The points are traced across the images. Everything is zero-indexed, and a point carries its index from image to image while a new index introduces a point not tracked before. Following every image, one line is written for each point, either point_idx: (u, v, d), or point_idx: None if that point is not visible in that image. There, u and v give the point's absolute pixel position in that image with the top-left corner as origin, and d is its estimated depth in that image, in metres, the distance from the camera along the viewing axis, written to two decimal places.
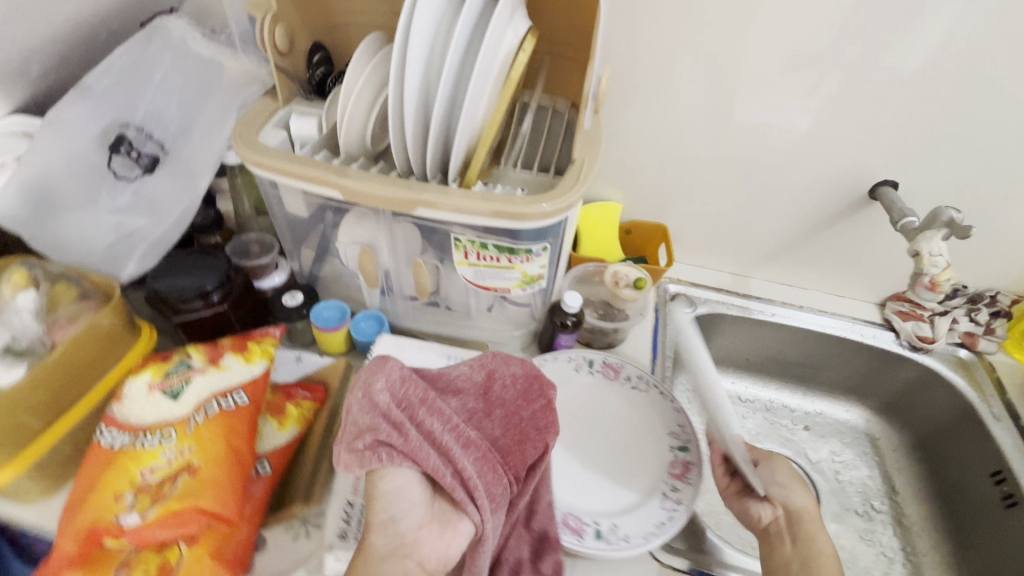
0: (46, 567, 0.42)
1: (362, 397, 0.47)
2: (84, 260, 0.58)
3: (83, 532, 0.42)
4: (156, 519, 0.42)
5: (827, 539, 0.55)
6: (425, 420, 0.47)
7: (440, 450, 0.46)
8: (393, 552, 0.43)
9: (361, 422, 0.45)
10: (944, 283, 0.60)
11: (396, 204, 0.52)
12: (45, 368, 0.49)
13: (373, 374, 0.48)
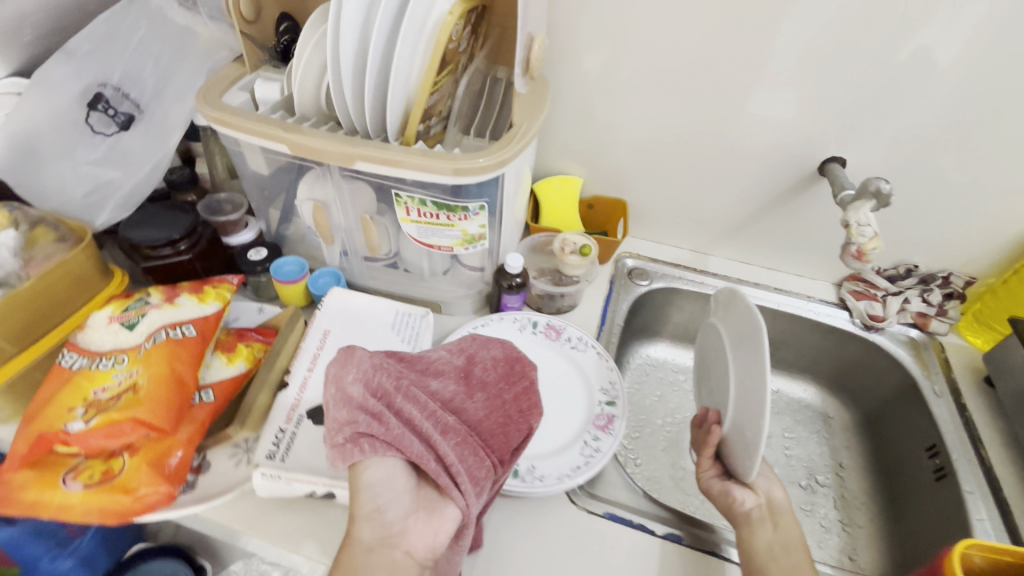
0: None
1: (339, 391, 0.46)
2: (63, 206, 0.63)
3: (34, 436, 0.47)
4: (98, 427, 0.47)
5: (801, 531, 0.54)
6: (403, 409, 0.46)
7: (424, 438, 0.45)
8: (380, 544, 0.42)
9: (341, 417, 0.44)
10: (871, 252, 0.61)
11: (337, 158, 0.56)
12: (16, 297, 0.54)
13: (348, 366, 0.47)
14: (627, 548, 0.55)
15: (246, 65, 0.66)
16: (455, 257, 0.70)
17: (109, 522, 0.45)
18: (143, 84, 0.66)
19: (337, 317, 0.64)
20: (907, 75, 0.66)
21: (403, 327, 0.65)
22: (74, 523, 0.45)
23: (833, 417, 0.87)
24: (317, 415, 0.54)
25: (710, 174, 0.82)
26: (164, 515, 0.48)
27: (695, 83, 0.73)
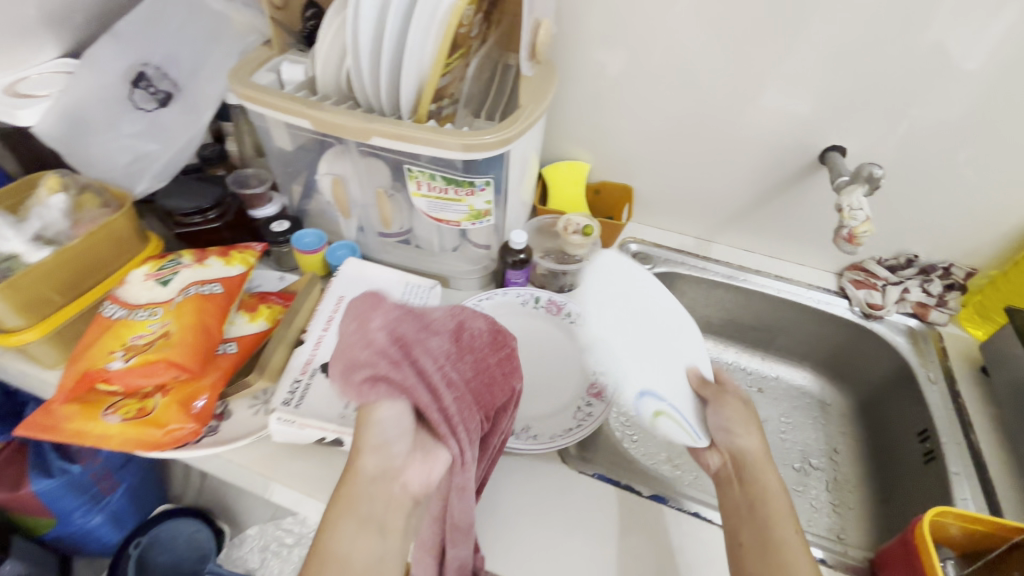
0: (49, 402, 0.52)
1: (356, 333, 0.44)
2: (107, 174, 0.70)
3: (79, 373, 0.52)
4: (136, 366, 0.52)
5: (774, 476, 0.52)
6: (423, 362, 0.45)
7: (436, 392, 0.45)
8: (380, 475, 0.44)
9: (361, 357, 0.43)
10: (862, 236, 0.63)
11: (355, 133, 0.60)
12: (67, 253, 0.60)
13: (370, 311, 0.45)
14: (612, 506, 0.58)
15: (273, 48, 0.71)
16: (465, 236, 0.74)
17: (143, 451, 0.51)
18: (181, 64, 0.72)
19: (351, 285, 0.68)
20: (907, 68, 0.68)
21: (412, 295, 0.70)
22: (112, 451, 0.51)
23: (831, 404, 0.88)
24: (329, 368, 0.58)
25: (713, 163, 0.84)
26: (192, 450, 0.53)
27: (698, 73, 0.76)
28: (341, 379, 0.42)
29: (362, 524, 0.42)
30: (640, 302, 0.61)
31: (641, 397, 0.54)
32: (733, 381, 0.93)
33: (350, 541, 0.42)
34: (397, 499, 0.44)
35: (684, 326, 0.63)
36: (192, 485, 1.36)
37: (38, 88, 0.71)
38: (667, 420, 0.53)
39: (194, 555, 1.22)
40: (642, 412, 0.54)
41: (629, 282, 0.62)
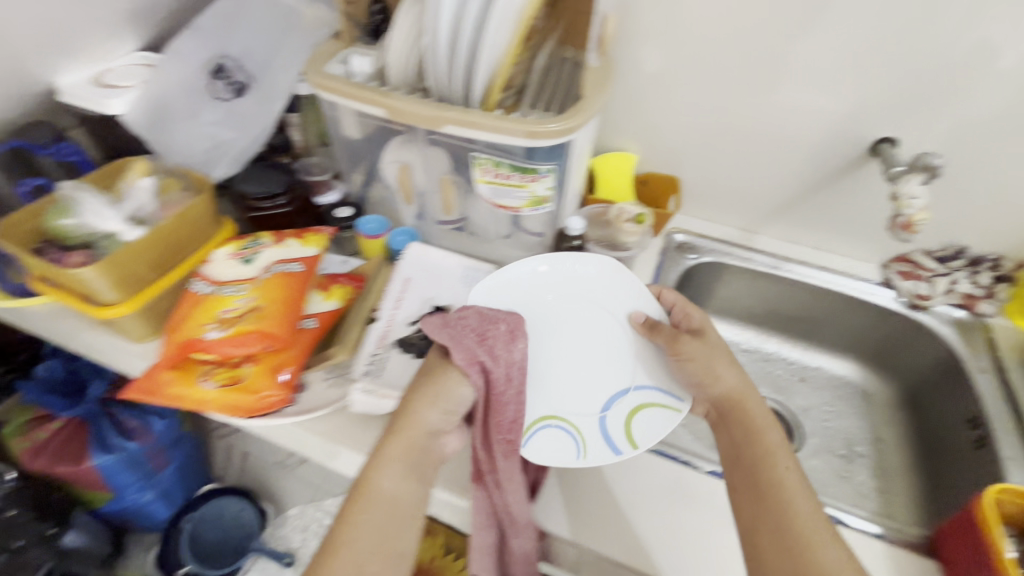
0: (151, 368, 0.56)
1: (481, 323, 0.53)
2: (189, 160, 0.74)
3: (181, 341, 0.57)
4: (233, 335, 0.56)
5: (761, 406, 0.54)
6: (519, 388, 0.52)
7: (514, 409, 0.52)
8: (433, 432, 0.51)
9: (485, 337, 0.51)
10: (919, 222, 0.64)
11: (428, 121, 0.64)
12: (157, 232, 0.63)
13: (505, 320, 0.53)
14: (673, 481, 0.61)
15: (343, 41, 0.74)
16: (516, 224, 0.76)
17: (237, 416, 0.54)
18: (254, 56, 0.75)
19: (416, 267, 0.72)
20: (958, 61, 0.70)
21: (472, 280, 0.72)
22: (210, 414, 0.55)
23: (874, 394, 0.90)
24: (403, 344, 0.62)
25: (761, 154, 0.86)
26: (276, 419, 0.57)
27: (750, 66, 0.79)
28: (448, 332, 0.51)
29: (408, 470, 0.49)
30: (546, 309, 0.67)
31: (571, 444, 0.58)
32: (775, 370, 0.95)
33: (396, 484, 0.48)
34: (433, 455, 0.51)
35: (612, 273, 0.68)
36: (235, 462, 1.33)
37: (122, 79, 0.75)
38: (619, 432, 0.58)
39: (240, 532, 1.26)
40: (579, 457, 0.57)
41: (535, 290, 0.68)
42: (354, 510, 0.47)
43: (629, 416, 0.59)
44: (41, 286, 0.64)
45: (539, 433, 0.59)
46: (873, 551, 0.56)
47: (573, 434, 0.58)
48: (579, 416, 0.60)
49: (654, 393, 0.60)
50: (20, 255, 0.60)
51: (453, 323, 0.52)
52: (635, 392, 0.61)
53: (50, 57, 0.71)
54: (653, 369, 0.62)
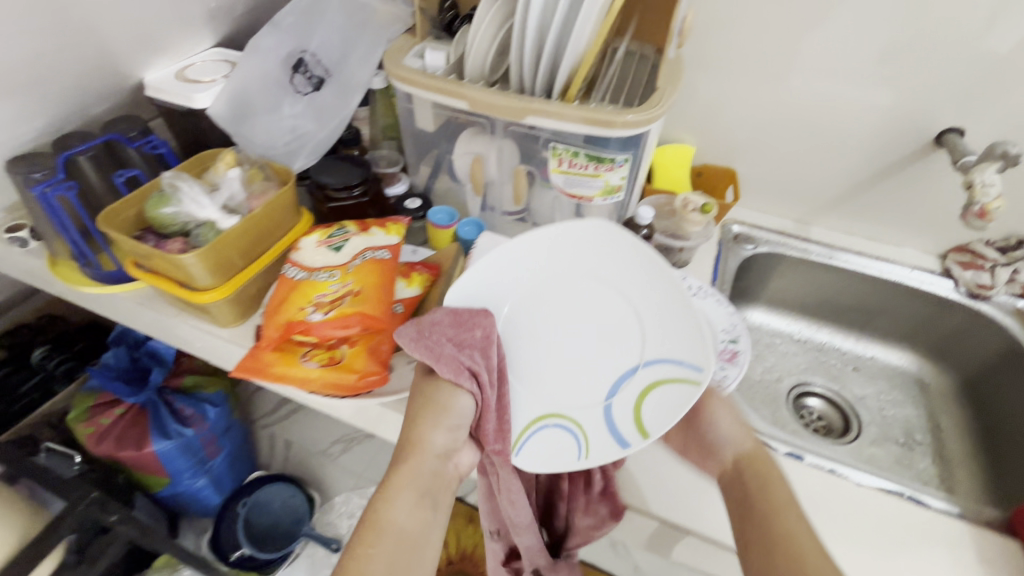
0: (256, 348, 0.59)
1: (457, 329, 0.55)
2: (268, 152, 0.76)
3: (283, 323, 0.59)
4: (333, 318, 0.59)
5: (783, 483, 0.52)
6: (503, 388, 0.55)
7: (500, 415, 0.55)
8: (443, 453, 0.53)
9: (462, 344, 0.54)
10: (993, 211, 0.66)
11: (510, 113, 0.66)
12: (249, 221, 0.65)
13: (479, 324, 0.55)
14: None
15: (417, 36, 0.76)
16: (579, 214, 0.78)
17: (338, 395, 0.57)
18: (331, 51, 0.79)
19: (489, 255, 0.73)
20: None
21: None
22: (312, 393, 0.58)
23: (931, 383, 0.91)
24: None
25: (820, 145, 0.88)
26: (373, 399, 0.58)
27: (813, 57, 0.81)
28: (424, 344, 0.53)
29: (417, 497, 0.51)
30: (537, 293, 0.62)
31: (573, 444, 0.58)
32: (829, 359, 0.96)
33: (406, 511, 0.50)
34: (443, 477, 0.53)
35: (611, 239, 0.60)
36: (280, 451, 1.33)
37: (203, 74, 0.78)
38: (627, 424, 0.56)
39: (290, 516, 1.26)
40: (581, 458, 0.57)
41: (525, 273, 0.62)
42: (363, 543, 0.48)
43: (639, 400, 0.57)
44: (136, 271, 0.66)
45: (541, 432, 0.58)
46: (953, 530, 0.58)
47: (575, 433, 0.58)
48: (578, 411, 0.58)
49: (667, 368, 0.56)
50: (124, 242, 0.63)
51: (428, 333, 0.54)
52: (646, 369, 0.57)
53: (140, 53, 0.75)
54: (663, 344, 0.56)
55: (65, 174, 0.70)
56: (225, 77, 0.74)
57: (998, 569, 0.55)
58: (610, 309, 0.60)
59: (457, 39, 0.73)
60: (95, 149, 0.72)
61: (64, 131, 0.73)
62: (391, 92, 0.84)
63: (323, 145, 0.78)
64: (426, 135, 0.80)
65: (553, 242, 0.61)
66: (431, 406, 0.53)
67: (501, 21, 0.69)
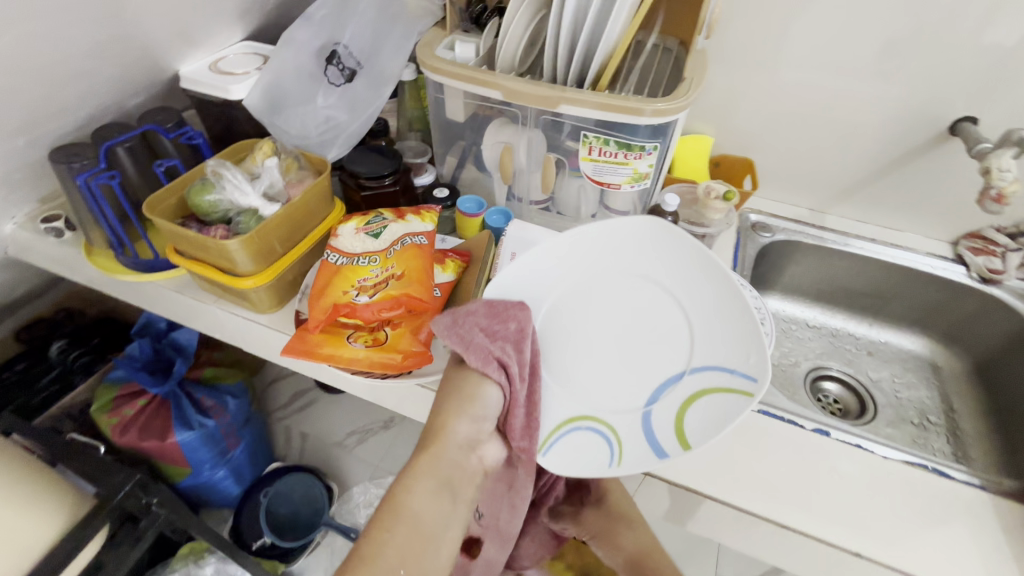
0: (305, 329, 0.62)
1: (492, 320, 0.53)
2: (304, 141, 0.81)
3: (329, 306, 0.62)
4: (379, 301, 0.62)
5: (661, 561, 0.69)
6: (534, 385, 0.55)
7: (529, 411, 0.55)
8: (465, 444, 0.53)
9: (495, 335, 0.53)
10: (1009, 195, 0.70)
11: (543, 101, 0.67)
12: (291, 209, 0.67)
13: (514, 316, 0.54)
14: (779, 437, 0.65)
15: (447, 29, 0.77)
16: (604, 202, 0.80)
17: (383, 372, 0.60)
18: (362, 44, 0.82)
19: (519, 242, 0.74)
20: None
21: None
22: (358, 370, 0.61)
23: (943, 366, 0.93)
24: None
25: (836, 136, 0.90)
26: (413, 378, 0.61)
27: (830, 50, 0.83)
28: (456, 333, 0.53)
29: (439, 486, 0.49)
30: (580, 288, 0.58)
31: (605, 449, 0.55)
32: (843, 344, 0.98)
33: (425, 500, 0.48)
34: (464, 469, 0.52)
35: (662, 239, 0.55)
36: (296, 444, 1.31)
37: (237, 67, 0.80)
38: (667, 432, 0.53)
39: (311, 507, 1.21)
40: (612, 464, 0.54)
41: (568, 266, 0.58)
42: (379, 529, 0.46)
43: (681, 407, 0.53)
44: (178, 258, 0.68)
45: (572, 434, 0.57)
46: (972, 498, 0.61)
47: (609, 438, 0.55)
48: (613, 415, 0.55)
49: (712, 375, 0.51)
50: (169, 228, 0.64)
51: (461, 322, 0.53)
52: (692, 375, 0.53)
53: (177, 47, 0.77)
54: (711, 352, 0.52)
55: (106, 164, 0.71)
56: (260, 69, 0.78)
57: (1016, 534, 0.59)
58: (656, 310, 0.56)
59: (488, 32, 0.74)
60: (133, 140, 0.73)
61: (104, 123, 0.74)
62: (419, 84, 0.88)
63: (355, 136, 0.83)
64: (454, 126, 0.82)
65: (598, 239, 0.56)
66: (458, 395, 0.53)
67: (532, 14, 0.71)
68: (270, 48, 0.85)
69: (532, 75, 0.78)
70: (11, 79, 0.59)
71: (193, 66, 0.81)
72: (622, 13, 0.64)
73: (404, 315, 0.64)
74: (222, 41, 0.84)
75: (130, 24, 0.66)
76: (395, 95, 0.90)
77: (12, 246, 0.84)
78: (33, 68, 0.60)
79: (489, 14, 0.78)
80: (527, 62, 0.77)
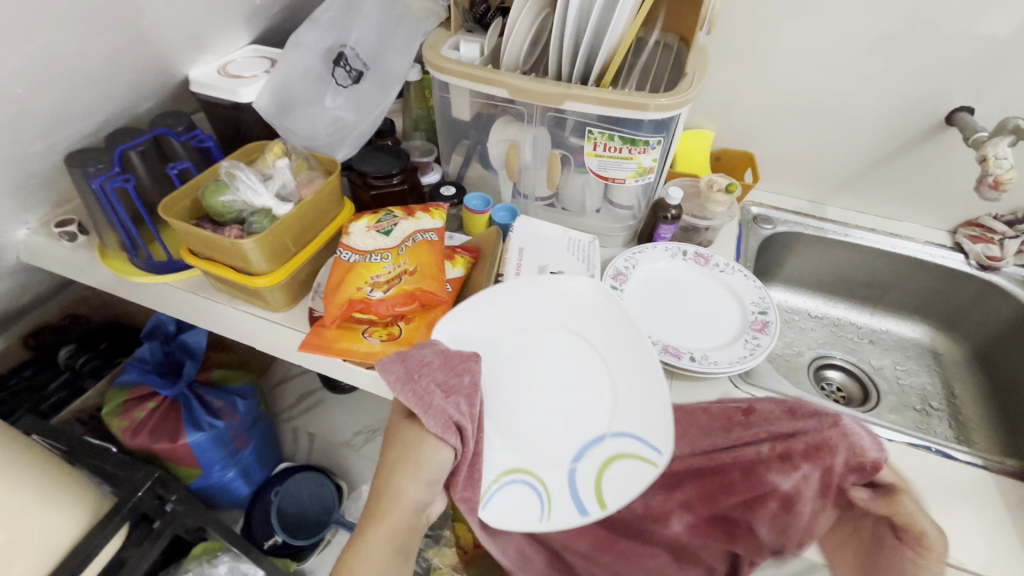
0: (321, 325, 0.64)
1: (445, 374, 0.54)
2: (314, 142, 0.83)
3: (344, 303, 0.63)
4: (393, 296, 0.64)
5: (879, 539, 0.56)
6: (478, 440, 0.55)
7: (472, 466, 0.55)
8: (417, 509, 0.52)
9: (449, 391, 0.53)
10: (1007, 181, 0.72)
11: (549, 99, 0.69)
12: (303, 209, 0.68)
13: (468, 367, 0.55)
14: None
15: (452, 30, 0.79)
16: (608, 198, 0.81)
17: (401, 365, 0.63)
18: (368, 47, 0.85)
19: (527, 237, 0.77)
20: None
21: (576, 248, 0.77)
22: (374, 364, 0.63)
23: (943, 353, 0.95)
24: None
25: (835, 128, 0.91)
26: None
27: (828, 43, 0.84)
28: (411, 389, 0.52)
29: (393, 555, 0.50)
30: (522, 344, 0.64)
31: (536, 501, 0.59)
32: (846, 334, 0.99)
33: (381, 573, 0.49)
34: (416, 529, 0.53)
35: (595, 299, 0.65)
36: (304, 444, 1.32)
37: (245, 71, 0.82)
38: (587, 490, 0.58)
39: (321, 505, 1.20)
40: (542, 518, 0.59)
41: (510, 319, 0.65)
42: None
43: (601, 468, 0.58)
44: (192, 258, 0.70)
45: (506, 487, 0.59)
46: (976, 477, 0.63)
47: (538, 490, 0.59)
48: (554, 483, 0.59)
49: (628, 441, 0.58)
50: (185, 229, 0.66)
51: (416, 376, 0.53)
52: (612, 438, 0.59)
53: (186, 52, 0.78)
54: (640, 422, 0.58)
55: (120, 168, 0.72)
56: (267, 72, 0.80)
57: (1019, 511, 0.60)
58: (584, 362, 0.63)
59: (492, 32, 0.76)
60: (145, 144, 0.74)
61: (116, 128, 0.75)
62: (424, 84, 0.90)
63: (364, 135, 0.85)
64: (460, 125, 0.84)
65: (540, 288, 0.65)
66: (402, 460, 0.52)
67: (535, 14, 0.73)
68: (276, 51, 0.86)
69: (535, 73, 0.80)
70: (27, 84, 0.60)
71: (202, 70, 0.83)
72: (624, 12, 0.66)
73: (416, 310, 0.66)
74: (230, 44, 0.85)
75: (145, 29, 0.67)
76: (401, 96, 0.93)
77: (23, 252, 0.84)
78: (52, 74, 0.62)
79: (492, 13, 0.79)
80: (531, 61, 0.79)
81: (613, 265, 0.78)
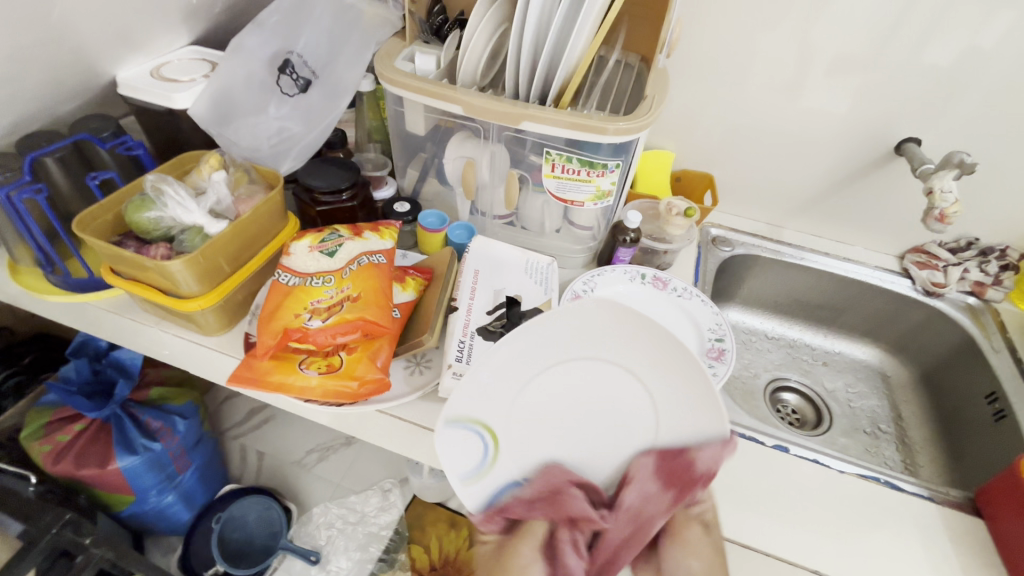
0: (254, 353, 0.59)
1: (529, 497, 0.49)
2: (257, 155, 0.79)
3: (279, 331, 0.59)
4: (333, 325, 0.59)
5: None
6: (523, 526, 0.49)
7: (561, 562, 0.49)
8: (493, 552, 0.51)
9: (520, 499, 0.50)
10: (951, 215, 0.74)
11: (508, 118, 0.66)
12: (239, 226, 0.63)
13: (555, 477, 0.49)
14: (741, 453, 0.66)
15: (406, 41, 0.75)
16: (567, 218, 0.79)
17: (342, 398, 0.59)
18: (319, 55, 0.83)
19: (482, 259, 0.73)
20: (973, 70, 0.77)
21: (534, 271, 0.73)
22: (312, 399, 0.59)
23: (892, 374, 0.98)
24: (483, 331, 0.64)
25: (792, 152, 0.92)
26: (371, 405, 0.61)
27: (786, 69, 0.85)
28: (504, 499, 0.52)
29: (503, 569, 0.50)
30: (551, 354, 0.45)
31: None
32: (800, 355, 1.01)
33: None
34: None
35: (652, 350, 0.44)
36: (251, 464, 1.24)
37: (181, 73, 0.76)
38: None
39: (266, 530, 1.13)
40: None
41: (582, 336, 0.44)
42: None
43: None
44: (114, 278, 0.63)
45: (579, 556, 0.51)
46: (922, 509, 0.63)
47: None
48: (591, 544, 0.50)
49: None
50: (104, 249, 0.60)
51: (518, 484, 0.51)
52: None
53: (114, 53, 0.72)
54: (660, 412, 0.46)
55: (32, 176, 0.65)
56: (203, 77, 0.76)
57: (961, 543, 0.61)
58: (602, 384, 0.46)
59: (448, 45, 0.73)
60: (64, 150, 0.68)
61: (31, 134, 0.69)
62: (378, 94, 0.86)
63: (310, 147, 0.81)
64: (415, 139, 0.80)
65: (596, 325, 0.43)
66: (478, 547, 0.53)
67: (492, 28, 0.71)
68: (218, 54, 0.81)
69: (494, 87, 0.77)
70: None
71: (133, 70, 0.76)
72: (583, 32, 0.64)
73: (359, 339, 0.62)
74: (167, 45, 0.79)
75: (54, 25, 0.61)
76: (355, 105, 0.89)
77: None
78: None
79: (450, 26, 0.77)
80: (488, 74, 0.76)
81: (571, 288, 0.76)
